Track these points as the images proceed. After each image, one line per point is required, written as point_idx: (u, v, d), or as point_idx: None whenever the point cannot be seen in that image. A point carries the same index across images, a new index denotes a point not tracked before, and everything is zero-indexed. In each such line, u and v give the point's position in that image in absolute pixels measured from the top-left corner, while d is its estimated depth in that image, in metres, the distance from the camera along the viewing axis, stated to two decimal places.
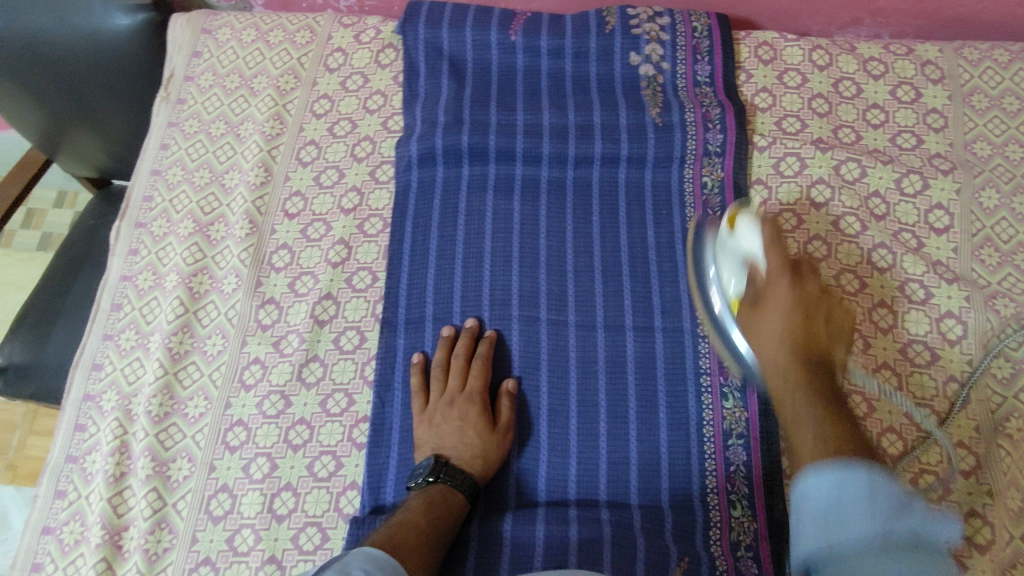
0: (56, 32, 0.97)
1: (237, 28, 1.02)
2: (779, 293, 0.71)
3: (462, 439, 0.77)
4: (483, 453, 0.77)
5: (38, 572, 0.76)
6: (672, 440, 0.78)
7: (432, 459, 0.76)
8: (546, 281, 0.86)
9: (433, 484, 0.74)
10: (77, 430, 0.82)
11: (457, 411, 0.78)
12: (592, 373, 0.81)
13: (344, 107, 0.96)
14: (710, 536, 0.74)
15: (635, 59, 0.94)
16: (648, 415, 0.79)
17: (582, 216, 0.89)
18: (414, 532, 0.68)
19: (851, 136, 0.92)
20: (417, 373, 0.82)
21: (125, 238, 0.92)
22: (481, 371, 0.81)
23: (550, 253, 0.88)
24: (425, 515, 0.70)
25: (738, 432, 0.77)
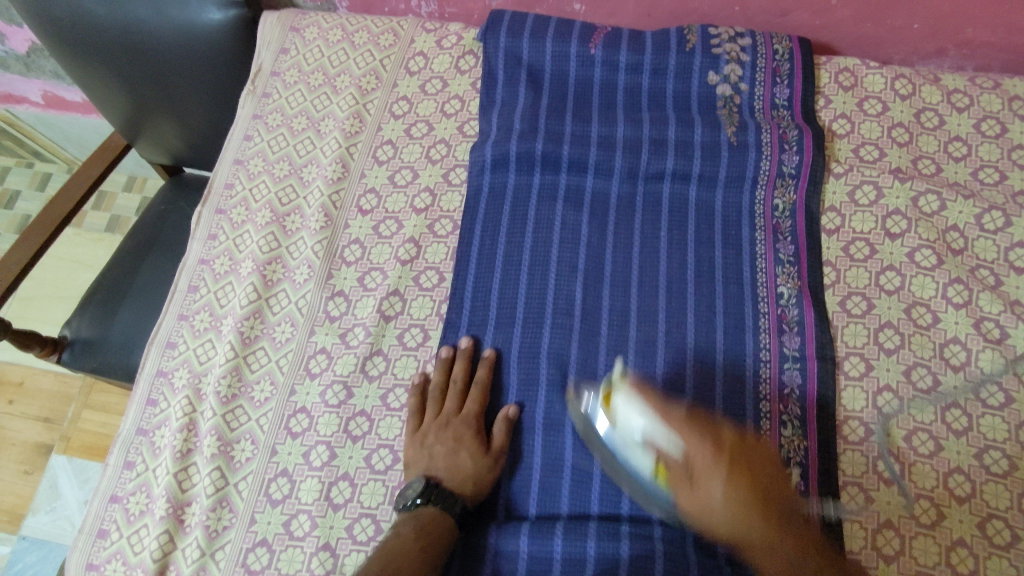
0: (153, 23, 1.01)
1: (324, 28, 1.05)
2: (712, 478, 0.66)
3: (455, 461, 0.77)
4: (475, 476, 0.77)
5: (104, 539, 0.79)
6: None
7: (422, 479, 0.75)
8: (610, 293, 0.86)
9: (424, 505, 0.74)
10: (149, 405, 0.86)
11: (451, 433, 0.78)
12: (649, 388, 0.81)
13: (422, 110, 0.99)
14: None
15: (712, 78, 0.94)
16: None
17: (650, 231, 0.89)
18: (408, 560, 0.68)
19: (931, 168, 0.90)
20: (415, 395, 0.82)
21: (205, 223, 0.95)
22: (478, 396, 0.81)
23: (615, 266, 0.88)
24: (416, 542, 0.70)
25: (795, 462, 0.76)
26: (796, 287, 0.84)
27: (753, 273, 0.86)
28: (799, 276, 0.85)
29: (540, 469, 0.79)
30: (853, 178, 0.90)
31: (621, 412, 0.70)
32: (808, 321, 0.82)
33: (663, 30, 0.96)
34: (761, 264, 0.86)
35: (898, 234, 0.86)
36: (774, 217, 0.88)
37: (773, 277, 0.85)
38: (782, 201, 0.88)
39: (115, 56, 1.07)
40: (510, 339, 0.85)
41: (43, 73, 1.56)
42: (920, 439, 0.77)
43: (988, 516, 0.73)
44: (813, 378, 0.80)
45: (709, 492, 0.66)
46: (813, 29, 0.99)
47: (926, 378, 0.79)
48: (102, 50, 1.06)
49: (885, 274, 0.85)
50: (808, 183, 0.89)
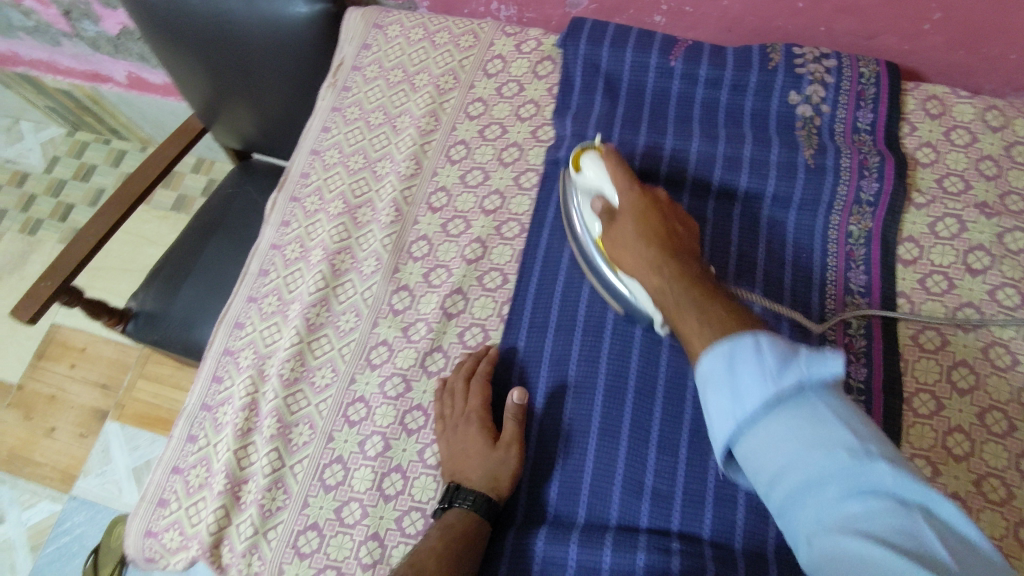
0: (240, 14, 1.05)
1: (407, 26, 1.07)
2: (624, 228, 0.77)
3: (468, 460, 0.77)
4: (490, 478, 0.76)
5: (163, 508, 0.82)
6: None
7: (448, 486, 0.77)
8: None
9: (450, 507, 0.75)
10: (214, 381, 0.88)
11: (461, 433, 0.78)
12: None
13: (496, 113, 0.99)
14: None
15: (794, 97, 0.92)
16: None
17: (719, 250, 0.88)
18: (428, 560, 0.69)
19: (1020, 204, 0.87)
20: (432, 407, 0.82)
21: (280, 209, 0.98)
22: (479, 390, 0.80)
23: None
24: (441, 539, 0.71)
25: None
26: (866, 319, 0.82)
27: (822, 300, 0.84)
28: (870, 307, 0.83)
29: (592, 476, 0.78)
30: (935, 210, 0.87)
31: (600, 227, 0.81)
32: (875, 352, 0.80)
33: (746, 47, 0.94)
34: (831, 291, 0.84)
35: (979, 270, 0.83)
36: (847, 244, 0.86)
37: (842, 305, 0.83)
38: (857, 227, 0.86)
39: (204, 43, 1.11)
40: (570, 345, 0.84)
41: (130, 55, 1.63)
42: (992, 485, 0.74)
43: None
44: (878, 413, 0.78)
45: (622, 230, 0.78)
46: (902, 53, 0.97)
47: (1001, 422, 0.76)
48: (193, 36, 1.10)
49: (964, 311, 0.82)
50: (886, 211, 0.86)
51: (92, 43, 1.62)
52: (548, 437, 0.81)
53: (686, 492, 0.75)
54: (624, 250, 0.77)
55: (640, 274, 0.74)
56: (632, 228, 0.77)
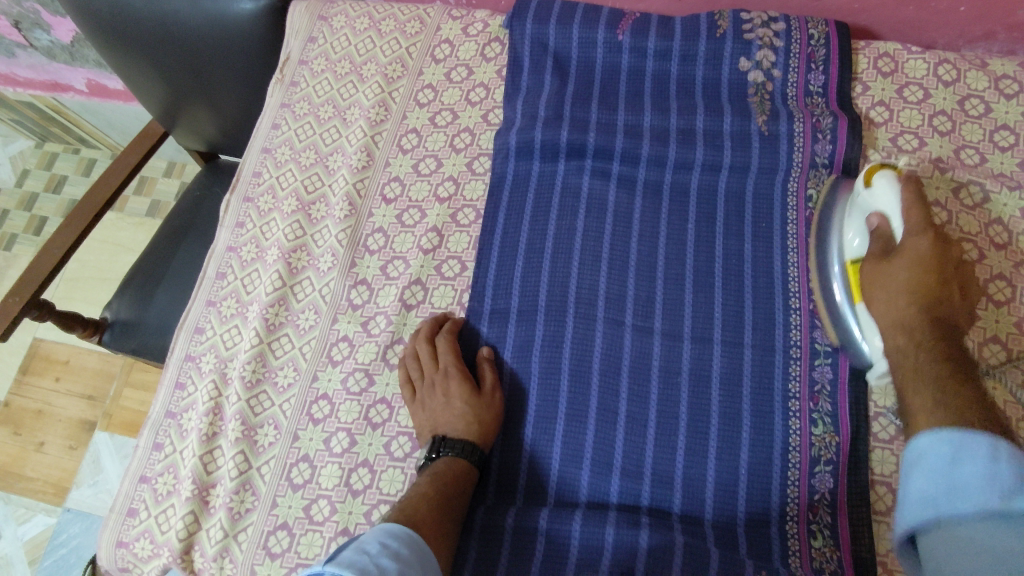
0: (185, 13, 1.02)
1: (351, 16, 1.05)
2: (918, 251, 0.70)
3: (451, 410, 0.77)
4: (477, 417, 0.78)
5: (133, 517, 0.82)
6: (753, 459, 0.75)
7: (431, 439, 0.77)
8: (633, 284, 0.85)
9: (436, 460, 0.76)
10: (177, 388, 0.88)
11: (440, 387, 0.79)
12: (674, 383, 0.79)
13: (447, 98, 0.98)
14: (790, 564, 0.71)
15: (744, 64, 0.91)
16: (730, 433, 0.77)
17: (678, 218, 0.87)
18: (424, 502, 0.69)
19: (975, 158, 0.86)
20: (400, 369, 0.83)
21: (234, 211, 0.97)
22: (450, 346, 0.82)
23: (639, 258, 0.86)
24: (432, 484, 0.72)
25: (826, 459, 0.74)
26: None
27: (785, 268, 0.83)
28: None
29: (560, 459, 0.79)
30: None
31: (867, 271, 0.73)
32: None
33: (694, 17, 0.93)
34: (792, 259, 0.83)
35: (937, 227, 0.82)
36: (808, 209, 0.85)
37: (805, 271, 0.82)
38: (816, 191, 0.85)
39: (152, 45, 1.09)
40: (533, 330, 0.84)
41: (86, 62, 1.60)
42: None
43: None
44: (846, 375, 0.77)
45: (895, 269, 0.71)
46: (852, 12, 0.95)
47: None
48: (139, 39, 1.08)
49: None
50: (844, 171, 0.85)
51: (47, 52, 1.60)
52: (514, 420, 0.81)
53: (655, 469, 0.77)
54: (896, 300, 0.70)
55: (895, 314, 0.70)
56: (911, 276, 0.69)
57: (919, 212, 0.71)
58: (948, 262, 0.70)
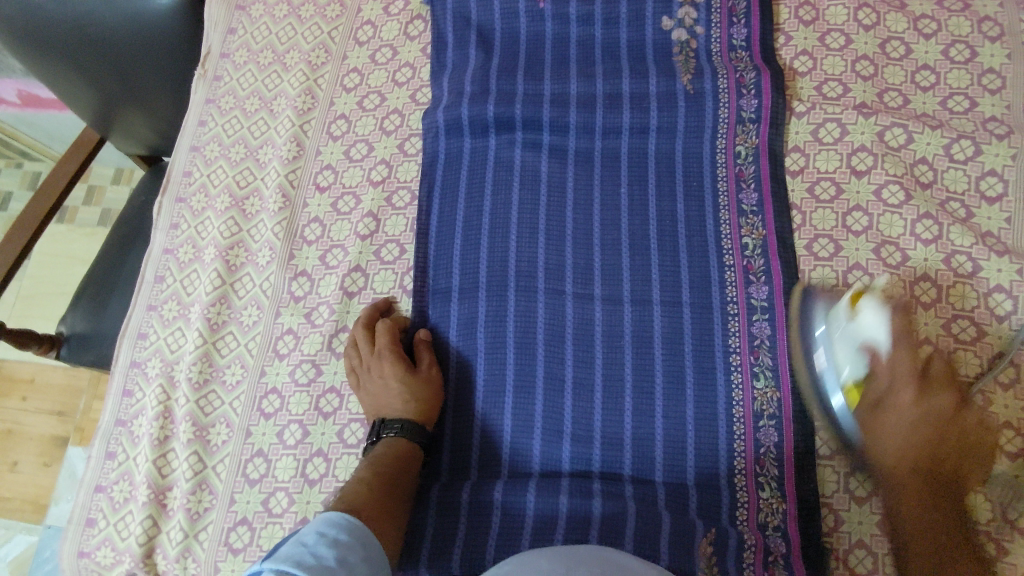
0: (102, 13, 1.00)
1: (271, 3, 1.03)
2: (902, 406, 0.67)
3: (387, 393, 0.78)
4: (414, 395, 0.78)
5: (92, 527, 0.82)
6: (697, 415, 0.77)
7: (372, 423, 0.78)
8: (571, 253, 0.85)
9: (378, 443, 0.77)
10: (125, 396, 0.87)
11: (376, 371, 0.79)
12: (617, 346, 0.81)
13: (373, 81, 0.97)
14: (737, 517, 0.73)
15: (666, 23, 0.91)
16: (674, 391, 0.78)
17: (611, 185, 0.87)
18: (363, 487, 0.70)
19: (898, 100, 0.87)
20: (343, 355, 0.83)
21: (167, 213, 0.95)
22: (384, 329, 0.82)
23: (576, 226, 0.86)
24: (372, 468, 0.73)
25: (769, 413, 0.76)
26: (761, 238, 0.82)
27: (718, 226, 0.84)
28: (764, 224, 0.83)
29: (511, 431, 0.80)
30: (816, 117, 0.87)
31: (869, 312, 0.69)
32: (773, 268, 0.81)
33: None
34: (724, 216, 0.84)
35: (864, 170, 0.83)
36: (737, 164, 0.85)
37: (737, 228, 0.83)
38: (745, 146, 0.86)
39: (72, 50, 1.06)
40: (476, 305, 0.84)
41: (13, 72, 1.56)
42: None
43: None
44: (782, 328, 0.78)
45: (896, 411, 0.67)
46: None
47: None
48: (58, 45, 1.05)
49: (852, 214, 0.82)
50: (769, 125, 0.85)
51: None
52: (465, 396, 0.82)
53: (603, 433, 0.78)
54: (895, 439, 0.67)
55: (896, 450, 0.67)
56: (912, 434, 0.67)
57: (904, 344, 0.68)
58: (942, 417, 0.67)
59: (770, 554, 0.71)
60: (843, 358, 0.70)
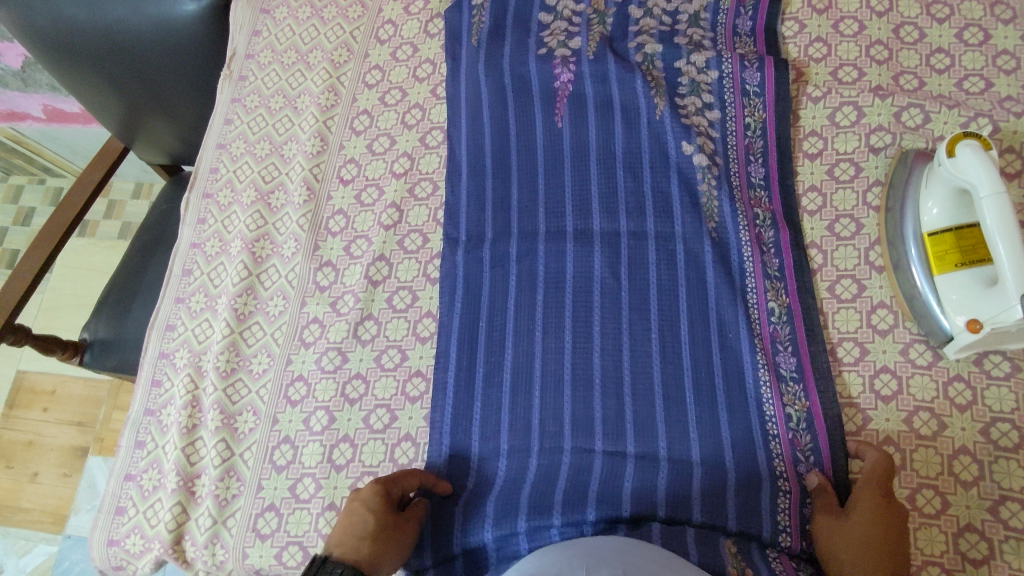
0: (130, 21, 1.03)
1: (294, 6, 1.06)
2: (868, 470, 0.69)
3: (350, 526, 0.68)
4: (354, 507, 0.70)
5: (122, 515, 0.83)
6: (730, 405, 0.75)
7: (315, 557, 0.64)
8: (600, 255, 0.83)
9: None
10: (154, 385, 0.88)
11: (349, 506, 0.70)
12: (644, 341, 0.79)
13: (395, 77, 0.99)
14: (778, 504, 0.71)
15: (687, 147, 0.85)
16: (702, 384, 0.76)
17: (640, 350, 0.79)
18: None
19: (914, 83, 0.87)
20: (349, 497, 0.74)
21: (194, 208, 0.98)
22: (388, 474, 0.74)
23: (605, 375, 0.78)
24: None
25: (796, 405, 0.74)
26: (805, 408, 0.74)
27: (756, 388, 0.75)
28: (807, 394, 0.75)
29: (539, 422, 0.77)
30: (832, 101, 0.87)
31: (966, 157, 0.69)
32: (822, 444, 0.72)
33: (632, 96, 0.88)
34: (764, 377, 0.75)
35: (883, 149, 0.84)
36: (746, 139, 0.86)
37: (747, 201, 0.84)
38: (753, 120, 0.87)
39: (101, 58, 1.08)
40: (505, 306, 0.83)
41: (40, 87, 1.60)
42: (918, 350, 0.75)
43: (992, 422, 0.71)
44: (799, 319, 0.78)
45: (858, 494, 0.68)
46: None
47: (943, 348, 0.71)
48: (87, 54, 1.08)
49: (872, 191, 0.83)
50: (798, 283, 0.80)
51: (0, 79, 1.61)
52: (495, 386, 0.80)
53: (636, 421, 0.76)
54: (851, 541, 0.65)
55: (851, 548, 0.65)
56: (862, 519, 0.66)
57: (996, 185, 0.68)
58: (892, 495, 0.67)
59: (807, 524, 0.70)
60: (939, 203, 0.73)
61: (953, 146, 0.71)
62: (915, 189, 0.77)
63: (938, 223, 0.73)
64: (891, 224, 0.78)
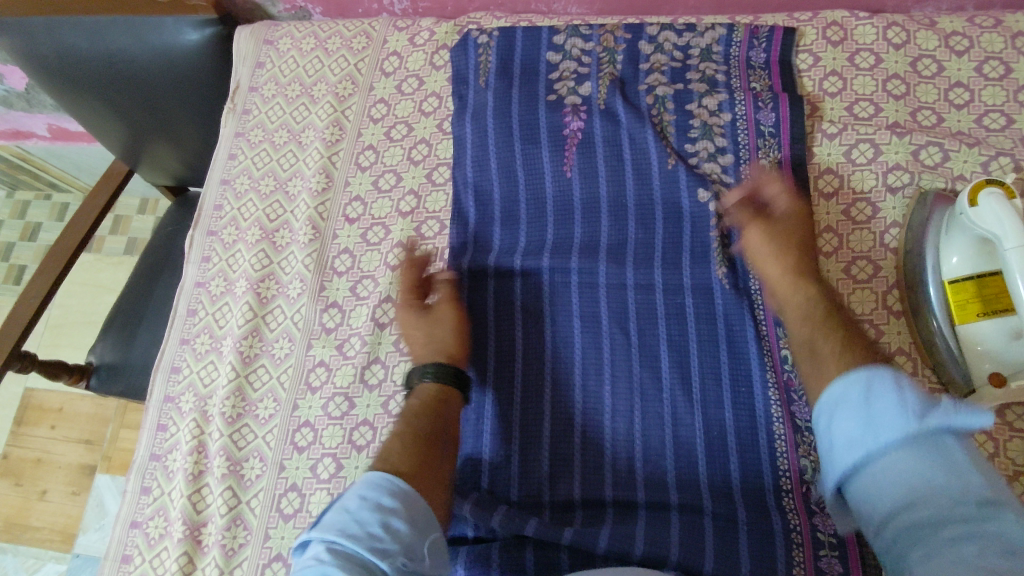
0: (133, 50, 1.01)
1: (297, 37, 1.05)
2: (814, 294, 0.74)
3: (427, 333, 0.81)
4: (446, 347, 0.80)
5: (128, 564, 0.82)
6: (742, 460, 0.74)
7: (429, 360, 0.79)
8: (608, 301, 0.83)
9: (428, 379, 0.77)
10: (159, 430, 0.87)
11: (426, 325, 0.81)
12: (654, 397, 0.78)
13: (400, 111, 0.97)
14: (793, 554, 0.69)
15: (703, 195, 0.83)
16: (714, 440, 0.75)
17: (652, 409, 0.78)
18: (395, 442, 0.69)
19: (931, 119, 0.85)
20: (401, 285, 0.84)
21: (199, 246, 0.97)
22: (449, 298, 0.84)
23: (615, 438, 0.78)
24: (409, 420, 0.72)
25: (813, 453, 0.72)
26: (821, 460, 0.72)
27: (770, 442, 0.74)
28: None
29: (548, 481, 0.77)
30: (848, 138, 0.85)
31: (989, 207, 0.67)
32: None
33: (642, 146, 0.86)
34: (778, 430, 0.74)
35: (900, 188, 0.82)
36: None
37: None
38: (767, 161, 0.85)
39: (105, 85, 1.07)
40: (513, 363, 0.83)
41: (44, 108, 1.60)
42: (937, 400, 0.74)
43: (1015, 475, 0.70)
44: None
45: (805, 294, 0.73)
46: None
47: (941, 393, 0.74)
48: (91, 82, 1.07)
49: (889, 233, 0.81)
50: None
51: (4, 101, 1.59)
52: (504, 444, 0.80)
53: (646, 477, 0.76)
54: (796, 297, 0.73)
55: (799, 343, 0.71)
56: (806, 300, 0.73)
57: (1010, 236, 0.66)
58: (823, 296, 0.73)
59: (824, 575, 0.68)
60: (960, 251, 0.71)
61: (975, 194, 0.68)
62: (936, 233, 0.75)
63: (958, 271, 0.71)
64: (911, 268, 0.77)
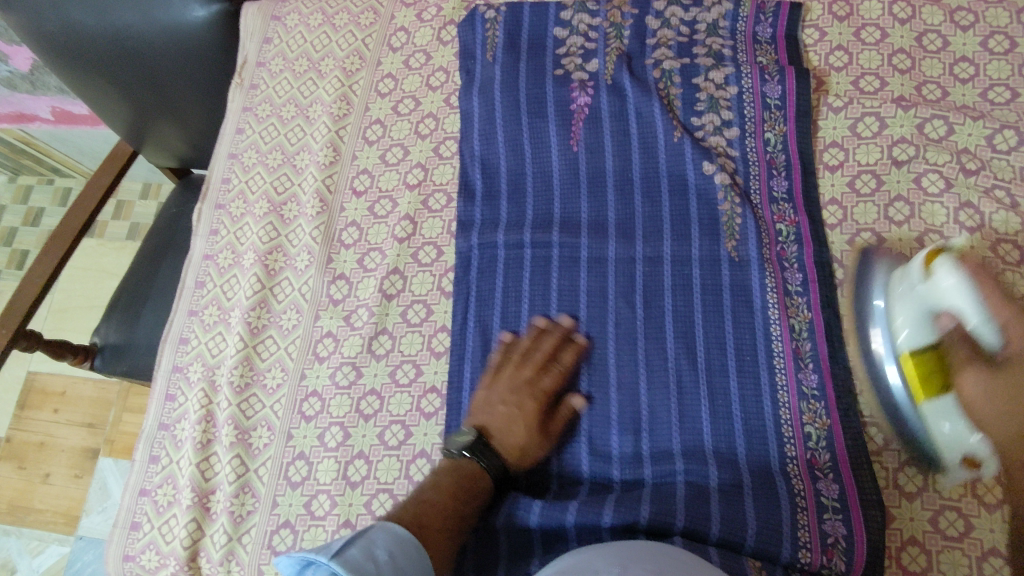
0: (141, 26, 1.01)
1: (305, 13, 1.06)
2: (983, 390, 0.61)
3: (511, 426, 0.75)
4: (524, 449, 0.75)
5: (137, 531, 0.82)
6: (747, 426, 0.75)
7: (473, 433, 0.75)
8: (615, 275, 0.83)
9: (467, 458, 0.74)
10: (168, 400, 0.88)
11: (516, 399, 0.76)
12: (661, 367, 0.78)
13: (407, 86, 0.98)
14: (798, 519, 0.69)
15: (708, 168, 0.84)
16: (720, 408, 0.76)
17: (658, 379, 0.78)
18: (439, 514, 0.68)
19: (937, 93, 0.85)
20: (501, 351, 0.79)
21: (206, 219, 0.97)
22: (558, 376, 0.77)
23: (621, 409, 0.78)
24: (453, 496, 0.70)
25: (818, 422, 0.73)
26: (826, 427, 0.73)
27: (775, 412, 0.74)
28: (828, 412, 0.73)
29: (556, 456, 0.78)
30: (853, 111, 0.85)
31: (944, 279, 0.65)
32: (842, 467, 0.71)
33: (649, 120, 0.87)
34: (783, 398, 0.75)
35: (905, 161, 0.82)
36: (767, 152, 0.85)
37: (768, 216, 0.82)
38: (774, 134, 0.85)
39: (111, 63, 1.07)
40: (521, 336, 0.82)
41: (48, 89, 1.60)
42: None
43: None
44: (821, 338, 0.76)
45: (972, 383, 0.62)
46: None
47: None
48: (97, 59, 1.06)
49: (894, 206, 0.81)
50: (821, 297, 0.78)
51: (8, 82, 1.60)
52: None
53: (652, 447, 0.76)
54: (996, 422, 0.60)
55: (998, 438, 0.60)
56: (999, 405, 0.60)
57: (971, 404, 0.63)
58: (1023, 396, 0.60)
59: (828, 537, 0.68)
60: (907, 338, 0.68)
61: (929, 261, 0.67)
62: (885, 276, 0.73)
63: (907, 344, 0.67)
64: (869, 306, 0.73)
